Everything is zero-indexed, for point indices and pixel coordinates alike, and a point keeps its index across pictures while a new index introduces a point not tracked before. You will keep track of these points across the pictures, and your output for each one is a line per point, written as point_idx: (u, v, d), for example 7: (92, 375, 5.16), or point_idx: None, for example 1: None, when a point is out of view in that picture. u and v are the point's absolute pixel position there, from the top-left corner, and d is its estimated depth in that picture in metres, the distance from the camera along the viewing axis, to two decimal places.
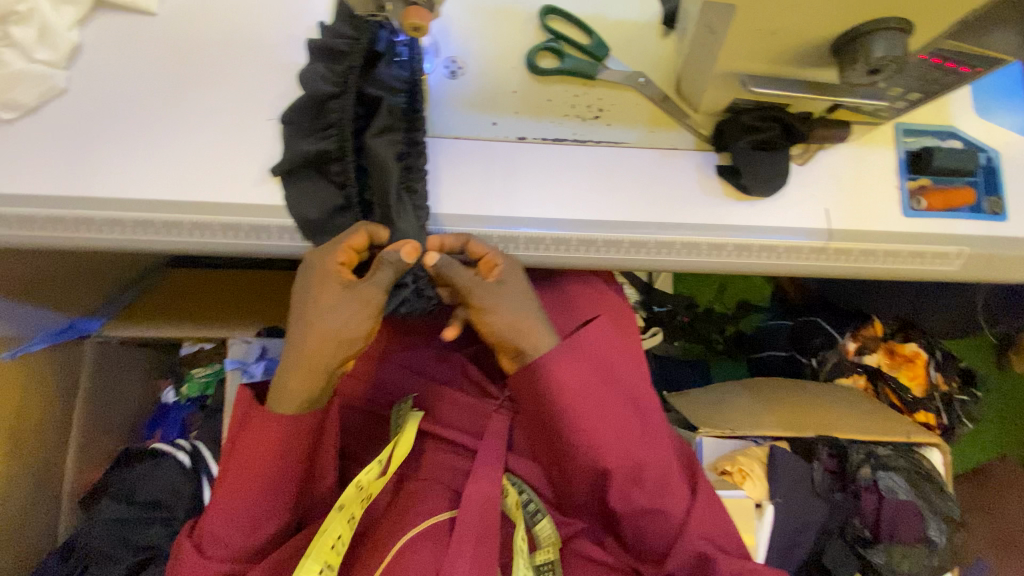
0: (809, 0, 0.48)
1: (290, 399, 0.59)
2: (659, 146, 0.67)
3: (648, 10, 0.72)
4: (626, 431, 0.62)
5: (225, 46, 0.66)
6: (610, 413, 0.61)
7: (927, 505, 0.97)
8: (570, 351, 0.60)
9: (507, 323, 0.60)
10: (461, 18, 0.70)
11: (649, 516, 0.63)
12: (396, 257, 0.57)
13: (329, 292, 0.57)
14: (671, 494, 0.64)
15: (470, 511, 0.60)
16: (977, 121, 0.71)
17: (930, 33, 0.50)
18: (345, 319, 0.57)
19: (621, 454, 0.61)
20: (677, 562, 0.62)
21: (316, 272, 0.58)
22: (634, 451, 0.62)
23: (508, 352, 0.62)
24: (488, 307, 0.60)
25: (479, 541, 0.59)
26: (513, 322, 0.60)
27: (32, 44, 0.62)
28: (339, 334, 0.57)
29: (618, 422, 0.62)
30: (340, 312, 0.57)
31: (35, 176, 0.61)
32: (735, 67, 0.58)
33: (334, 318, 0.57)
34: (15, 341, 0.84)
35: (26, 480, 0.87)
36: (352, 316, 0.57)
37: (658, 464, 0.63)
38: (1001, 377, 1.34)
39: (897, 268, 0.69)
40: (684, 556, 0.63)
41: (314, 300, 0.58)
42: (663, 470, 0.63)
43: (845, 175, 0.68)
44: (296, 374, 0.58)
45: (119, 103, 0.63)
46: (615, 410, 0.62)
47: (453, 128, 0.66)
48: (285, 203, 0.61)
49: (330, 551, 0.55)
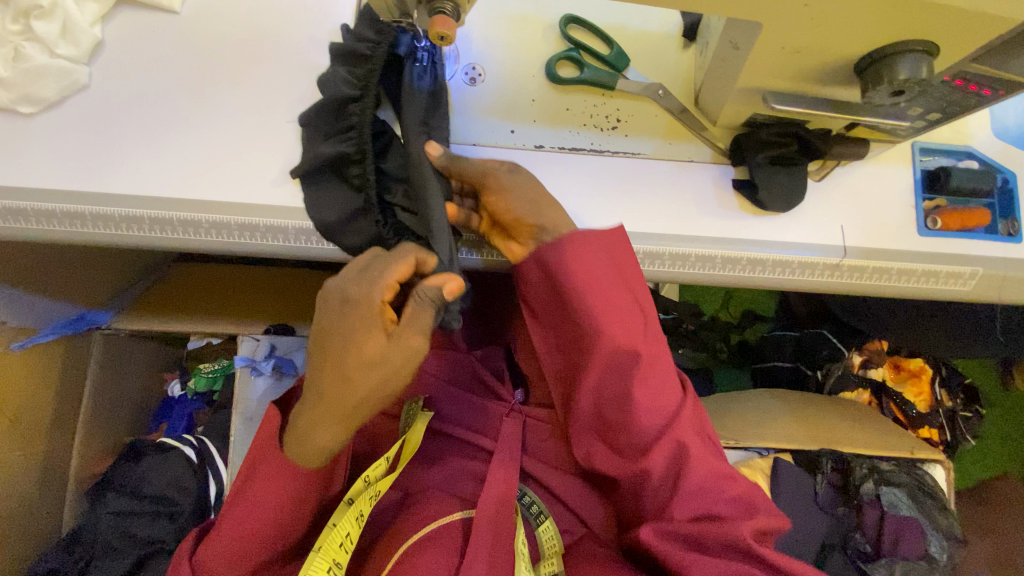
0: (835, 21, 0.48)
1: (315, 453, 0.51)
2: (676, 158, 0.68)
3: (669, 21, 0.72)
4: (624, 305, 0.58)
5: (246, 46, 0.66)
6: (608, 287, 0.57)
7: (930, 523, 0.97)
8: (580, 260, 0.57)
9: (526, 197, 0.58)
10: (482, 24, 0.70)
11: (637, 407, 0.57)
12: (437, 294, 0.53)
13: (367, 337, 0.49)
14: (665, 385, 0.58)
15: (485, 510, 0.60)
16: (994, 143, 0.71)
17: (955, 57, 0.50)
18: (386, 374, 0.50)
19: (623, 330, 0.57)
20: (657, 461, 0.56)
21: (354, 310, 0.50)
22: (635, 333, 0.57)
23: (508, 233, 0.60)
24: (503, 188, 0.58)
25: (493, 549, 0.58)
26: (532, 195, 0.58)
27: (54, 40, 0.62)
28: (381, 391, 0.50)
29: (616, 296, 0.57)
30: (379, 364, 0.49)
31: (55, 171, 0.61)
32: (757, 82, 0.58)
33: (370, 370, 0.49)
34: (25, 332, 0.84)
35: (32, 470, 0.87)
36: (387, 374, 0.49)
37: (654, 350, 0.58)
38: (1006, 395, 1.34)
39: (912, 287, 0.68)
40: (667, 448, 0.56)
41: (347, 343, 0.49)
42: (656, 356, 0.58)
43: (860, 192, 0.68)
44: (324, 421, 0.50)
45: (140, 100, 0.64)
46: (613, 283, 0.57)
47: (471, 135, 0.66)
48: (306, 206, 0.62)
49: (338, 548, 0.54)
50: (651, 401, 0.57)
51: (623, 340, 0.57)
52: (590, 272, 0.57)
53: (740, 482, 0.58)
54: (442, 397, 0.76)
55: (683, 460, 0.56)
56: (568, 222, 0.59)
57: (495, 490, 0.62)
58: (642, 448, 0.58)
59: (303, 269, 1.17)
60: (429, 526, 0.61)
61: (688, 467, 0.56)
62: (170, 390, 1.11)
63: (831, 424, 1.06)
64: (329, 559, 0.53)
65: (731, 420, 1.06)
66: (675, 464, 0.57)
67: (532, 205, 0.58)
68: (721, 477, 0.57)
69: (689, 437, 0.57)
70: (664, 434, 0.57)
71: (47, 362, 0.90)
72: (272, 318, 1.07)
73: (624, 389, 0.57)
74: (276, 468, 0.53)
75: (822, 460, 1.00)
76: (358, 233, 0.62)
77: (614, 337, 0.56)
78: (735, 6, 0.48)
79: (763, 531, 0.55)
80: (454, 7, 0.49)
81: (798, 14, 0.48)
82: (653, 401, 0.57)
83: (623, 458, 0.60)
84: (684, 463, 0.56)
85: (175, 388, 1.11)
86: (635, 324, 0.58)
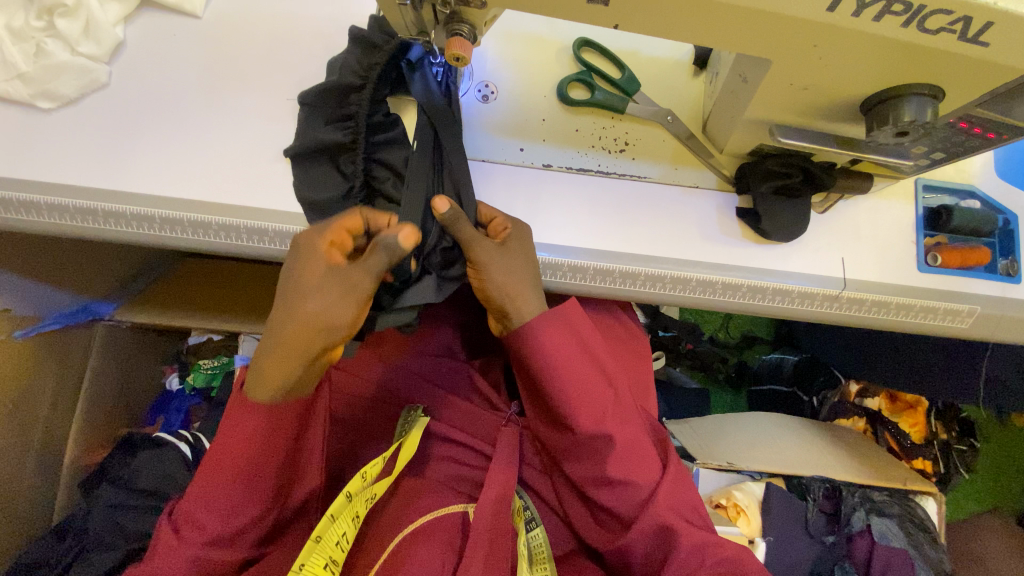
0: (844, 63, 0.49)
1: (265, 383, 0.53)
2: (680, 183, 0.69)
3: (681, 48, 0.73)
4: (599, 392, 0.60)
5: (265, 55, 0.68)
6: (586, 374, 0.60)
7: (919, 555, 0.95)
8: (558, 319, 0.60)
9: (501, 279, 0.59)
10: (496, 44, 0.71)
11: (615, 487, 0.60)
12: (394, 242, 0.53)
13: (312, 271, 0.53)
14: (640, 462, 0.60)
15: (483, 511, 0.60)
16: (995, 183, 0.72)
17: (959, 102, 0.51)
18: (340, 303, 0.52)
19: (593, 417, 0.59)
20: (641, 537, 0.59)
21: (302, 253, 0.54)
22: (608, 419, 0.60)
23: (495, 310, 0.61)
24: (482, 262, 0.59)
25: (491, 549, 0.58)
26: (504, 283, 0.59)
27: (77, 38, 0.64)
28: (319, 319, 0.52)
29: (592, 385, 0.60)
30: (327, 292, 0.52)
31: (69, 167, 0.62)
32: (765, 114, 0.59)
33: (316, 299, 0.52)
34: (30, 320, 0.86)
35: (26, 457, 0.88)
36: (340, 297, 0.52)
37: (628, 432, 0.61)
38: (1001, 430, 1.33)
39: (910, 322, 0.68)
40: (648, 526, 0.58)
41: (310, 292, 0.52)
42: (632, 436, 0.61)
43: (863, 226, 0.69)
44: (266, 355, 0.53)
45: (157, 101, 0.65)
46: (589, 372, 0.60)
47: (482, 151, 0.67)
48: (292, 185, 0.63)
49: (334, 547, 0.53)
50: (628, 480, 0.60)
51: (597, 428, 0.59)
52: (568, 362, 0.60)
53: (725, 546, 0.58)
54: (440, 404, 0.77)
55: (666, 535, 0.58)
56: (538, 299, 0.60)
57: (494, 492, 0.63)
58: (626, 524, 0.60)
59: None
60: (426, 519, 0.61)
61: (672, 541, 0.57)
62: (168, 383, 1.12)
63: (823, 452, 1.06)
64: (324, 557, 0.51)
65: (725, 443, 1.06)
66: (658, 539, 0.59)
67: (501, 291, 0.59)
68: (707, 544, 0.57)
69: (668, 514, 0.58)
70: (644, 510, 0.59)
71: (49, 351, 0.91)
72: None
73: (600, 472, 0.60)
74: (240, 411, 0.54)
75: (812, 487, 1.02)
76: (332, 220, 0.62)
77: (588, 427, 0.59)
78: (747, 43, 0.49)
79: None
80: (470, 29, 0.50)
81: (808, 53, 0.49)
82: (630, 480, 0.60)
83: (611, 530, 0.63)
84: (667, 539, 0.58)
85: (173, 382, 1.12)
86: (608, 409, 0.60)
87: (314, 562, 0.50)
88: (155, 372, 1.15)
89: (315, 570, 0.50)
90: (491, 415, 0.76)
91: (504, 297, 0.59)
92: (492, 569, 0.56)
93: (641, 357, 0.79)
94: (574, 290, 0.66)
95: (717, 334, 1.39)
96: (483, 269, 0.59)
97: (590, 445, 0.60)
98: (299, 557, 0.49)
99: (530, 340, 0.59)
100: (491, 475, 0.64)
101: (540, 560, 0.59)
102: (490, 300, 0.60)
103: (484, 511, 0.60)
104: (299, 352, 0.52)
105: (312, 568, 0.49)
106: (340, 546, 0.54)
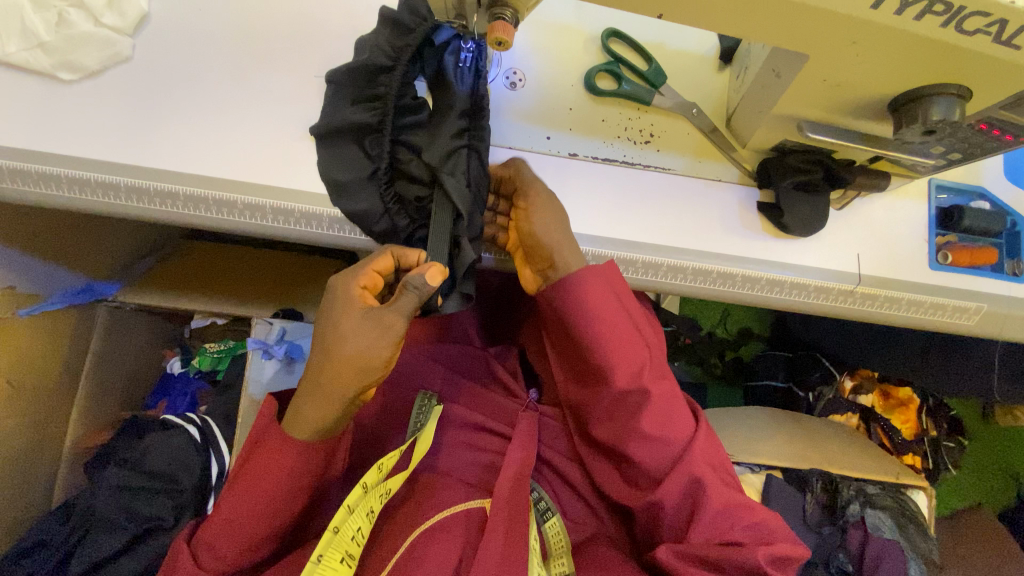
0: (879, 61, 0.50)
1: (305, 424, 0.55)
2: (702, 176, 0.69)
3: (707, 43, 0.74)
4: (635, 348, 0.61)
5: (290, 33, 0.67)
6: (623, 329, 0.61)
7: (911, 546, 0.98)
8: (595, 277, 0.60)
9: (541, 229, 0.60)
10: (526, 32, 0.71)
11: (649, 440, 0.60)
12: (422, 281, 0.54)
13: (349, 311, 0.54)
14: (675, 418, 0.61)
15: (501, 495, 0.61)
16: (1004, 186, 0.74)
17: (986, 102, 0.52)
18: (376, 343, 0.53)
19: (629, 370, 0.60)
20: (671, 491, 0.59)
21: (339, 296, 0.55)
22: (644, 374, 0.60)
23: (539, 263, 0.62)
24: (527, 216, 0.60)
25: (510, 526, 0.59)
26: (548, 231, 0.60)
27: (102, 10, 0.63)
28: (360, 357, 0.52)
29: (630, 340, 0.61)
30: (362, 333, 0.53)
31: (89, 140, 0.61)
32: (794, 110, 0.60)
33: (355, 335, 0.52)
34: (34, 298, 0.84)
35: (29, 436, 0.86)
36: (377, 339, 0.53)
37: (663, 388, 0.61)
38: (984, 428, 1.37)
39: (919, 319, 0.70)
40: (680, 480, 0.59)
41: (350, 324, 0.53)
42: (667, 392, 0.61)
43: (878, 224, 0.71)
44: (311, 391, 0.54)
45: (180, 76, 0.64)
46: (626, 328, 0.61)
47: (508, 138, 0.67)
48: (317, 163, 0.62)
49: (351, 541, 0.53)
50: (662, 434, 0.60)
51: (632, 381, 0.60)
52: (606, 316, 0.60)
53: (755, 510, 0.59)
54: (455, 390, 0.77)
55: (696, 491, 0.58)
56: (578, 254, 0.62)
57: (512, 471, 0.64)
58: (655, 479, 0.61)
59: (311, 256, 1.17)
60: (442, 514, 0.61)
61: (702, 496, 0.58)
62: (171, 366, 1.10)
63: (821, 445, 1.08)
64: (340, 550, 0.52)
65: (726, 435, 1.08)
66: (687, 494, 0.59)
67: (536, 239, 0.60)
68: (734, 507, 0.58)
69: (701, 468, 0.59)
70: (675, 465, 0.59)
71: (55, 330, 0.89)
72: (282, 304, 1.07)
73: (634, 426, 0.60)
74: (278, 443, 0.55)
75: (812, 478, 1.01)
76: (360, 200, 0.62)
77: (623, 379, 0.60)
78: (786, 37, 0.50)
79: (781, 557, 0.57)
80: (513, 13, 0.51)
81: (846, 49, 0.50)
82: (665, 435, 0.60)
83: (639, 488, 0.62)
84: (697, 493, 0.58)
85: (175, 366, 1.10)
86: (645, 364, 0.61)
87: (331, 556, 0.51)
88: (156, 355, 1.14)
89: (332, 563, 0.50)
90: (509, 400, 0.77)
91: (547, 251, 0.61)
92: (508, 552, 0.56)
93: None
94: None
95: (715, 330, 1.42)
96: (530, 220, 0.61)
97: (626, 400, 0.61)
98: (316, 551, 0.49)
99: (571, 295, 0.60)
100: (510, 452, 0.66)
101: (556, 552, 0.61)
102: (534, 252, 0.62)
103: (501, 493, 0.61)
104: (341, 389, 0.53)
105: (327, 561, 0.50)
106: (357, 540, 0.54)
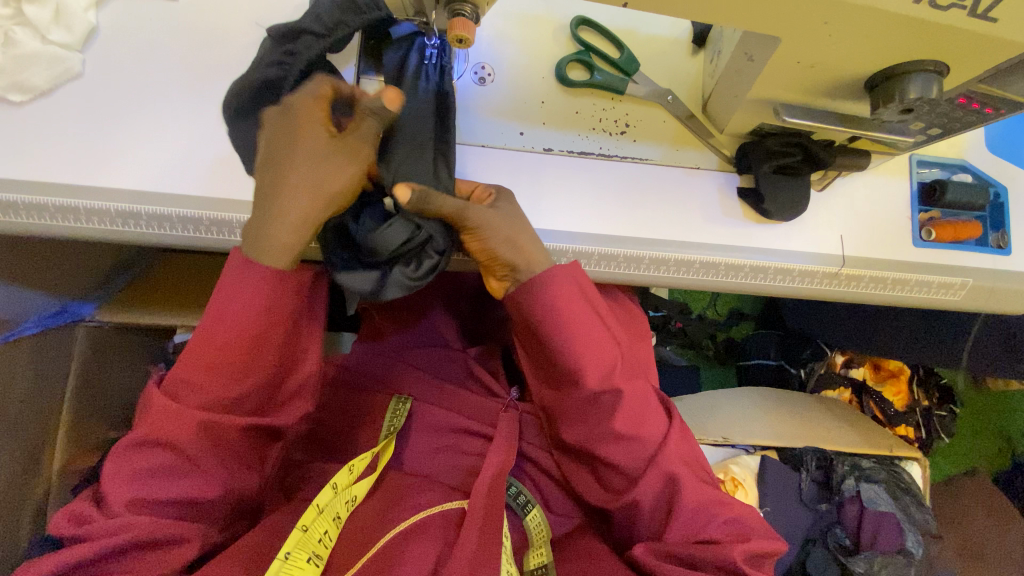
0: (852, 41, 0.49)
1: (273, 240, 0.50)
2: (682, 164, 0.68)
3: (679, 26, 0.72)
4: (605, 348, 0.60)
5: (247, 39, 0.64)
6: (590, 330, 0.59)
7: (906, 517, 0.98)
8: (562, 277, 0.59)
9: (504, 234, 0.57)
10: (494, 23, 0.69)
11: (623, 443, 0.59)
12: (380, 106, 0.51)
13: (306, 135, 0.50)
14: (648, 417, 0.60)
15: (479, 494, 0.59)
16: (986, 156, 0.73)
17: (962, 78, 0.51)
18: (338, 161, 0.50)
19: (601, 372, 0.59)
20: (646, 492, 0.59)
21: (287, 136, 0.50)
22: (615, 374, 0.59)
23: (499, 269, 0.59)
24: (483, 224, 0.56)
25: (487, 523, 0.57)
26: (510, 235, 0.57)
27: (46, 25, 0.60)
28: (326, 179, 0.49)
29: (599, 341, 0.59)
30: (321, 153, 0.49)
31: (45, 164, 0.59)
32: (769, 94, 0.58)
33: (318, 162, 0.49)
34: (8, 325, 0.82)
35: (15, 465, 0.84)
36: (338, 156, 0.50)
37: (635, 387, 0.60)
38: (975, 394, 1.38)
39: (906, 297, 0.70)
40: (656, 478, 0.59)
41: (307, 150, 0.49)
42: (638, 391, 0.61)
43: (860, 202, 0.70)
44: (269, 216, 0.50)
45: (135, 91, 0.62)
46: (592, 328, 0.59)
47: (480, 136, 0.65)
48: None
49: (318, 543, 0.55)
50: (635, 435, 0.59)
51: (604, 384, 0.59)
52: (574, 317, 0.59)
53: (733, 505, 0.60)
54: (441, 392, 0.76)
55: (672, 489, 0.59)
56: (545, 255, 0.59)
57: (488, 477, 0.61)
58: (631, 479, 0.60)
59: None
60: (417, 515, 0.60)
61: (677, 492, 0.58)
62: None
63: (813, 422, 1.09)
64: (306, 552, 0.53)
65: (720, 419, 1.08)
66: (664, 491, 0.59)
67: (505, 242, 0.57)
68: (710, 504, 0.58)
69: (676, 465, 0.59)
70: (650, 464, 0.59)
71: (32, 355, 0.87)
72: None
73: (606, 427, 0.59)
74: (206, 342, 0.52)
75: (806, 457, 1.02)
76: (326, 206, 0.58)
77: (596, 381, 0.59)
78: (755, 22, 0.48)
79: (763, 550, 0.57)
80: (473, 8, 0.49)
81: (818, 30, 0.48)
82: (638, 434, 0.59)
83: (614, 488, 0.62)
84: (673, 491, 0.58)
85: None
86: (615, 363, 0.60)
87: (298, 556, 0.52)
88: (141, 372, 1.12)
89: (299, 562, 0.52)
90: (490, 400, 0.75)
91: (509, 259, 0.57)
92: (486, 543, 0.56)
93: (641, 335, 0.78)
94: (595, 276, 0.66)
95: (705, 313, 1.41)
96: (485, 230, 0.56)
97: (598, 402, 0.59)
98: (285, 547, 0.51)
99: (539, 298, 0.58)
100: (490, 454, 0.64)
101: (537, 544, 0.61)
102: (494, 262, 0.58)
103: (479, 492, 0.59)
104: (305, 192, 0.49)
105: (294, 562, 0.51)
106: (325, 543, 0.56)
